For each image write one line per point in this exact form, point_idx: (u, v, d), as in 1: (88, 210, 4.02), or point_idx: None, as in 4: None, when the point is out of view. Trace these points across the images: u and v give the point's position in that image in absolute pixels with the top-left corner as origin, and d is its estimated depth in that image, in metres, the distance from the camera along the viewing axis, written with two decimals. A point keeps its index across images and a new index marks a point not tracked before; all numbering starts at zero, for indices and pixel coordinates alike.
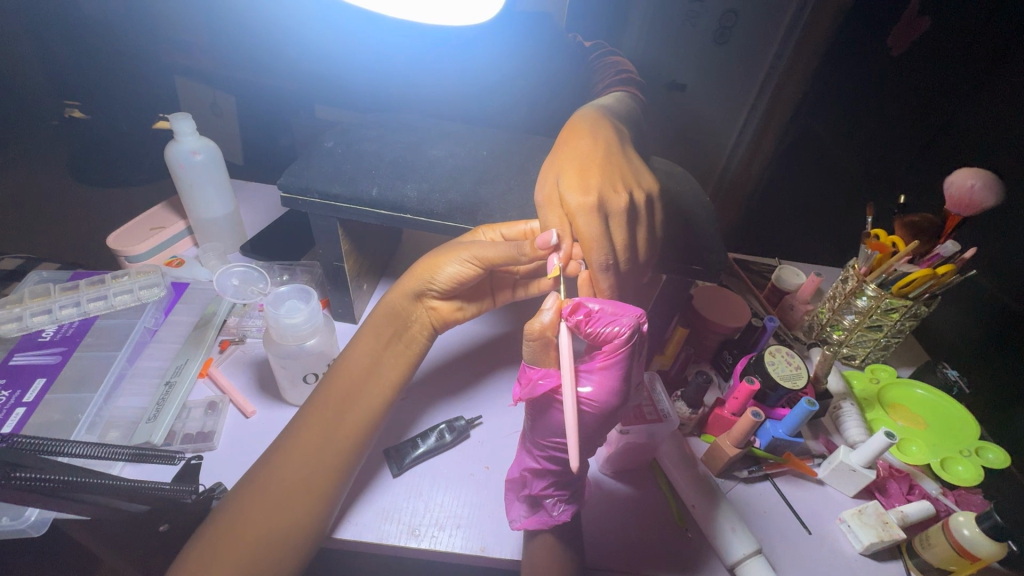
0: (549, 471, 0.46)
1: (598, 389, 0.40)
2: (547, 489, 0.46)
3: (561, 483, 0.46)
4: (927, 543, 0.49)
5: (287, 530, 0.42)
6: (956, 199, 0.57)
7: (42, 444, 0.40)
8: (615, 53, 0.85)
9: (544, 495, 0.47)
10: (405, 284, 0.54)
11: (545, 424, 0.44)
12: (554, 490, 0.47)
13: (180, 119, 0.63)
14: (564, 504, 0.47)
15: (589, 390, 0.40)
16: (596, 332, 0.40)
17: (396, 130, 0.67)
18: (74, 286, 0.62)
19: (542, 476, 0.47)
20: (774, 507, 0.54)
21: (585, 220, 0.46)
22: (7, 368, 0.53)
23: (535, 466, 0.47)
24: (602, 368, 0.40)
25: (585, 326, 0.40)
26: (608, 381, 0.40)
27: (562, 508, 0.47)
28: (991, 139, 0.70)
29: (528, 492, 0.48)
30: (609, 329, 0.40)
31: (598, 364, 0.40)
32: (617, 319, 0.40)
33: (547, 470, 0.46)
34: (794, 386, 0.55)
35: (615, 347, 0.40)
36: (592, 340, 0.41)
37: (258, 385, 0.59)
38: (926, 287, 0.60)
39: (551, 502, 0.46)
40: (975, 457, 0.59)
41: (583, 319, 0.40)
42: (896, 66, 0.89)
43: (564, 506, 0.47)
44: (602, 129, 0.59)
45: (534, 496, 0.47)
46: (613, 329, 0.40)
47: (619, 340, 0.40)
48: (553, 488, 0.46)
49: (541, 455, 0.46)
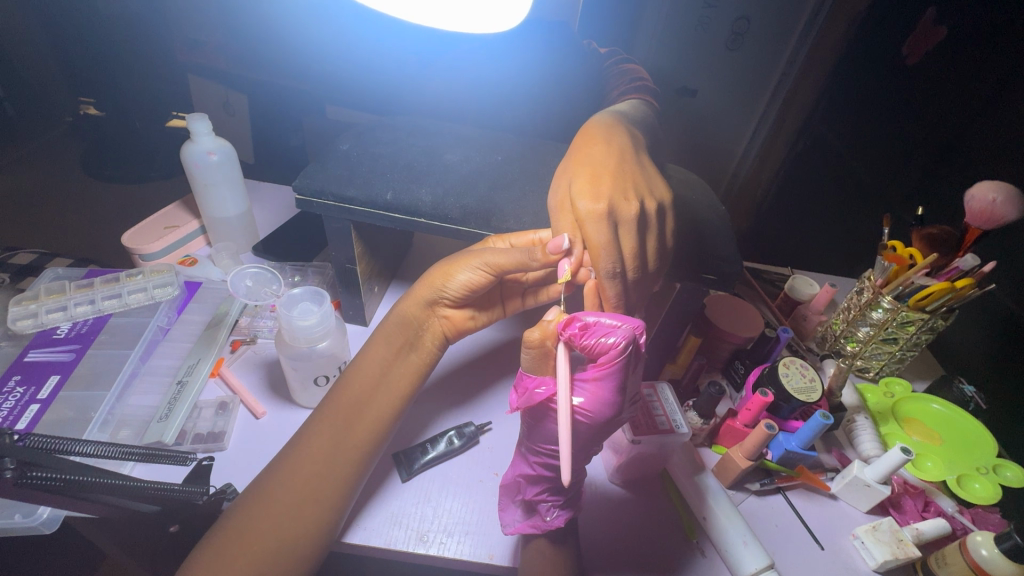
0: (544, 476, 0.46)
1: (592, 399, 0.39)
2: (541, 494, 0.46)
3: (558, 488, 0.46)
4: (943, 562, 0.49)
5: (296, 537, 0.42)
6: (976, 213, 0.56)
7: (63, 445, 0.37)
8: (630, 59, 0.84)
9: (537, 499, 0.46)
10: (418, 292, 0.54)
11: (542, 432, 0.44)
12: (549, 495, 0.46)
13: (196, 119, 0.64)
14: (558, 509, 0.46)
15: (582, 401, 0.39)
16: (592, 344, 0.38)
17: (409, 134, 0.67)
18: (89, 284, 0.62)
19: (537, 481, 0.46)
20: (787, 521, 0.53)
21: (596, 228, 0.46)
22: (21, 365, 0.53)
23: (531, 472, 0.46)
24: (596, 380, 0.39)
25: (580, 338, 0.38)
26: (602, 392, 0.39)
27: (556, 512, 0.46)
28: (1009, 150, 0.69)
29: (522, 497, 0.47)
30: (604, 340, 0.38)
31: (592, 375, 0.39)
32: (613, 330, 0.39)
33: (542, 476, 0.46)
34: (808, 399, 0.54)
35: (611, 358, 0.38)
36: (588, 352, 0.39)
37: (269, 386, 0.60)
38: (944, 300, 0.58)
39: (545, 506, 0.46)
40: (993, 475, 0.57)
41: (578, 331, 0.39)
42: (911, 74, 0.86)
43: (559, 510, 0.46)
44: (617, 136, 0.58)
45: (528, 501, 0.47)
46: (609, 340, 0.38)
47: (614, 351, 0.38)
48: (548, 493, 0.46)
49: (543, 469, 0.45)
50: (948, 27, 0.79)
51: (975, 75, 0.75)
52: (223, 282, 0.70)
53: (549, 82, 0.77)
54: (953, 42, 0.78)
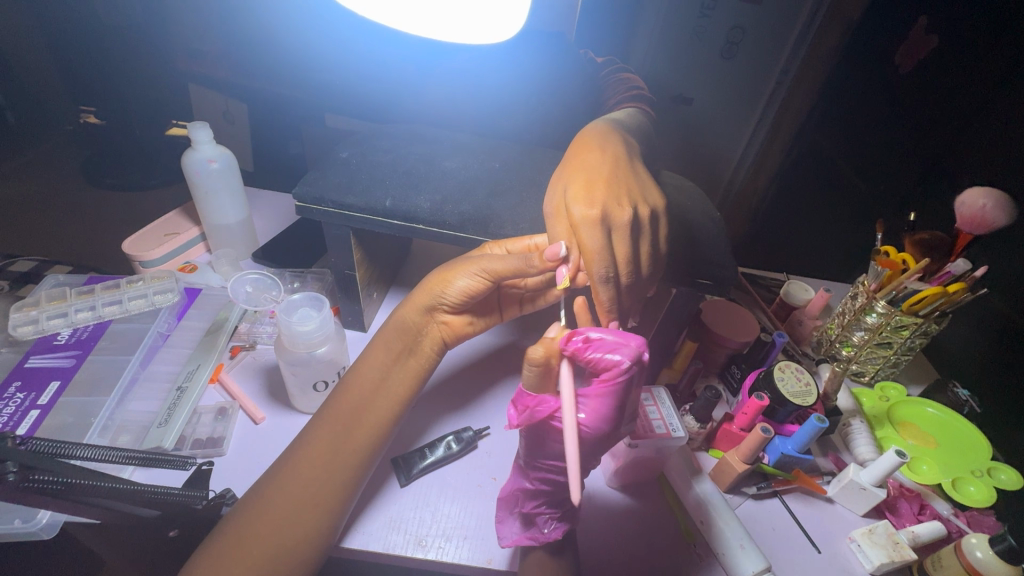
0: (542, 491, 0.46)
1: (592, 415, 0.40)
2: (539, 507, 0.47)
3: (555, 501, 0.47)
4: (940, 565, 0.49)
5: (294, 541, 0.42)
6: (968, 218, 0.58)
7: (61, 448, 0.37)
8: (625, 68, 0.85)
9: (536, 511, 0.47)
10: (417, 298, 0.54)
11: (541, 448, 0.44)
12: (547, 507, 0.47)
13: (197, 127, 0.64)
14: (556, 521, 0.47)
15: (584, 417, 0.40)
16: (596, 359, 0.39)
17: (409, 142, 0.68)
18: (90, 290, 0.63)
19: (534, 495, 0.47)
20: (784, 525, 0.54)
21: (589, 234, 0.47)
22: (22, 371, 0.54)
23: (529, 486, 0.47)
24: (598, 396, 0.39)
25: (584, 353, 0.39)
26: (603, 409, 0.39)
27: (554, 525, 0.46)
28: (1004, 158, 0.69)
29: (520, 510, 0.48)
30: (609, 357, 0.39)
31: (594, 392, 0.39)
32: (618, 348, 0.39)
33: (540, 490, 0.46)
34: (803, 403, 0.55)
35: (614, 376, 0.39)
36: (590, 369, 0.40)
37: (269, 391, 0.60)
38: (937, 304, 0.59)
39: (544, 519, 0.47)
40: (987, 478, 0.58)
41: (582, 345, 0.39)
42: (904, 84, 0.87)
43: (556, 523, 0.47)
44: (613, 144, 0.59)
45: (526, 514, 0.47)
46: (613, 358, 0.39)
47: (618, 369, 0.39)
48: (546, 505, 0.47)
49: (538, 476, 0.46)
50: (940, 36, 0.80)
51: (973, 80, 0.75)
52: (223, 288, 0.71)
53: (545, 94, 0.79)
54: (948, 49, 0.79)
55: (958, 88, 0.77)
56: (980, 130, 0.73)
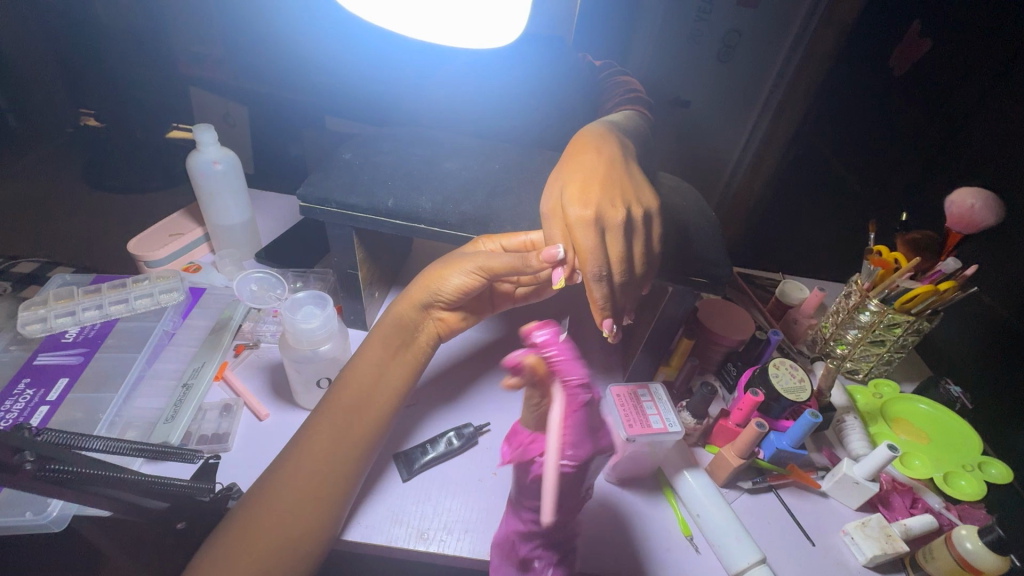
0: (536, 533, 0.44)
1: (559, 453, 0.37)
2: (535, 550, 0.45)
3: (549, 544, 0.45)
4: (930, 557, 0.50)
5: (299, 533, 0.43)
6: (957, 217, 0.61)
7: (71, 440, 0.38)
8: (623, 71, 0.86)
9: (533, 555, 0.45)
10: (414, 294, 0.56)
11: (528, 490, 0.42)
12: (541, 551, 0.45)
13: (201, 130, 0.66)
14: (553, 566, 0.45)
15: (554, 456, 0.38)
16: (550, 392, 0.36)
17: (411, 143, 0.69)
18: (96, 289, 0.64)
19: (529, 538, 0.45)
20: (779, 518, 0.54)
21: (584, 234, 0.48)
22: (31, 368, 0.55)
23: (523, 529, 0.44)
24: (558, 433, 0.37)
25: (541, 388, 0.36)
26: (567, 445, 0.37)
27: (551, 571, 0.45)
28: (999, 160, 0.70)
29: (517, 553, 0.45)
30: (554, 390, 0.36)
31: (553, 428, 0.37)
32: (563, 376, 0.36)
33: (533, 532, 0.44)
34: (797, 398, 0.56)
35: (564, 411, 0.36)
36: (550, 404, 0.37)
37: (272, 388, 0.61)
38: (928, 302, 0.61)
39: (540, 563, 0.45)
40: (978, 472, 0.59)
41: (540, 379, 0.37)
42: (897, 86, 0.88)
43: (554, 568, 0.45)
44: (609, 146, 0.61)
45: (521, 558, 0.45)
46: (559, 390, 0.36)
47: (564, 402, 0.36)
48: (541, 548, 0.45)
49: (527, 517, 0.44)
50: (933, 39, 0.81)
51: (964, 82, 0.76)
52: (226, 288, 0.72)
53: (544, 97, 0.80)
54: (941, 50, 0.79)
55: (953, 88, 0.78)
56: (982, 125, 0.73)
